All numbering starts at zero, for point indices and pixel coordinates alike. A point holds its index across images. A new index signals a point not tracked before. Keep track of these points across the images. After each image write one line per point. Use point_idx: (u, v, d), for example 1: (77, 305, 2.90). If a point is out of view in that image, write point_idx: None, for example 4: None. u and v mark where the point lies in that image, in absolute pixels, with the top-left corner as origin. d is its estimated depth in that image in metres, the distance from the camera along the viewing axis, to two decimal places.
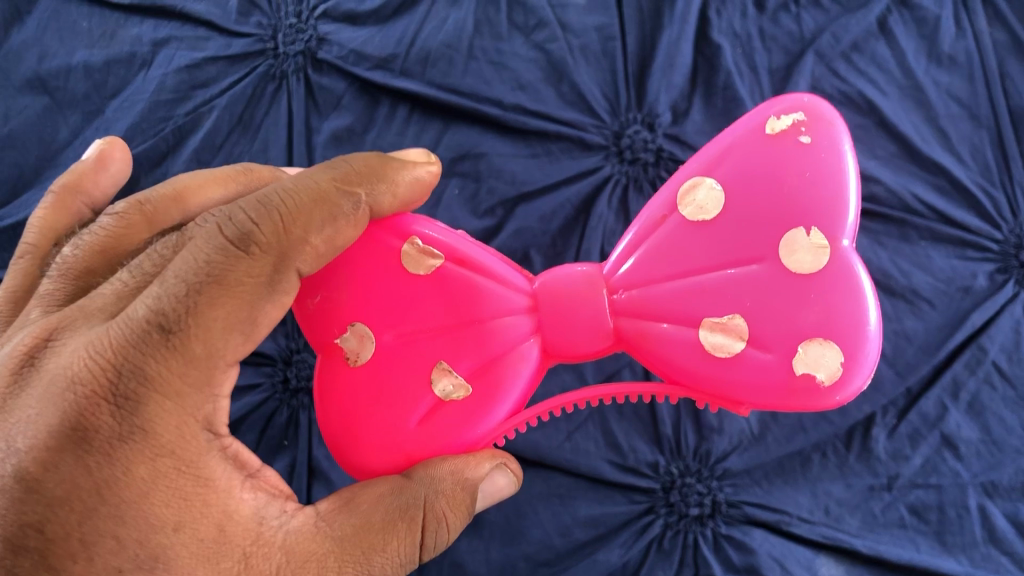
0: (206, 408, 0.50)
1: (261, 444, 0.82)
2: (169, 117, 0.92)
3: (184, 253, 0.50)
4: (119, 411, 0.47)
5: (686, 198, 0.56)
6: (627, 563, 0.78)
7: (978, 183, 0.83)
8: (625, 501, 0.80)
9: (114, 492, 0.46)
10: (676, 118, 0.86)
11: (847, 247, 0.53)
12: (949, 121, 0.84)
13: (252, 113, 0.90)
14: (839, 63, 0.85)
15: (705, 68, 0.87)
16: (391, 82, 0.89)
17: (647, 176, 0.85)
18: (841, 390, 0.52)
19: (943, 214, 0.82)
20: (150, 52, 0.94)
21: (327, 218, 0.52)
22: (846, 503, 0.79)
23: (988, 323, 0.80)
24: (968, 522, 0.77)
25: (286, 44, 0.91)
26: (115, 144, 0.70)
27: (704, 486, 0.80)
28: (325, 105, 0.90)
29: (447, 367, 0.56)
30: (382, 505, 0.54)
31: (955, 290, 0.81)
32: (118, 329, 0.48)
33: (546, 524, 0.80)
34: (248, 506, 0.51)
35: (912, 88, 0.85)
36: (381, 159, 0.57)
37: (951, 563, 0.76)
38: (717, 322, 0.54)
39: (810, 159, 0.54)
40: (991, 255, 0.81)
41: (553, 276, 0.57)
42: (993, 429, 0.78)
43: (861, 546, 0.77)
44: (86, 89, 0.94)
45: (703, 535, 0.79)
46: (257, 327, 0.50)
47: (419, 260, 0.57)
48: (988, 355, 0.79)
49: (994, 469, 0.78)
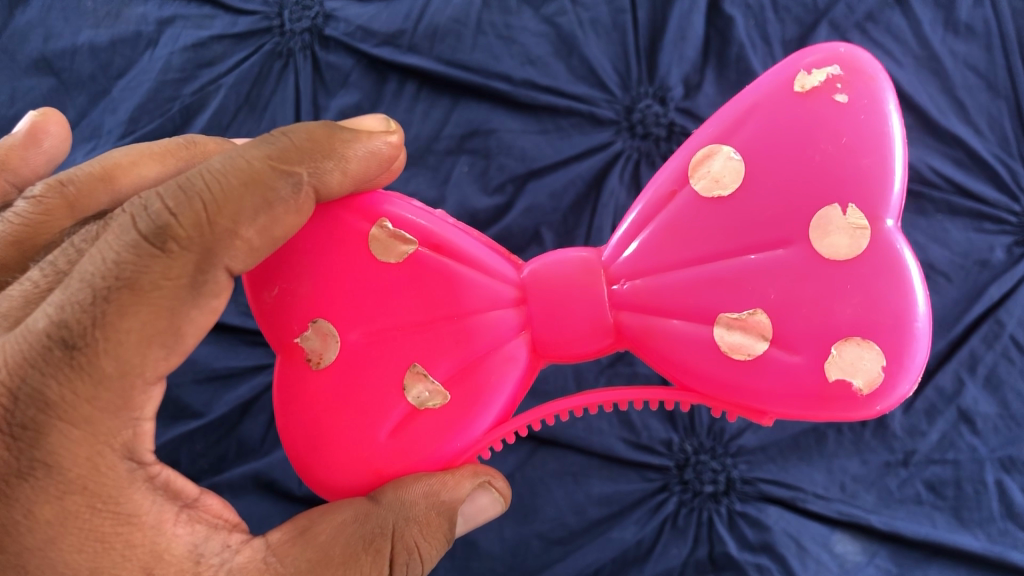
0: (125, 434, 0.45)
1: (274, 424, 0.76)
2: (176, 97, 0.84)
3: (94, 251, 0.45)
4: (18, 442, 0.43)
5: (700, 169, 0.49)
6: (641, 540, 0.71)
7: (996, 155, 0.75)
8: (639, 480, 0.73)
9: (16, 538, 0.43)
10: (688, 91, 0.78)
11: (890, 228, 0.46)
12: (966, 92, 0.76)
13: (259, 91, 0.83)
14: (853, 35, 0.78)
15: (718, 41, 0.79)
16: (399, 58, 0.81)
17: (660, 151, 0.78)
18: (883, 399, 0.45)
19: (960, 186, 0.75)
20: (155, 31, 0.86)
21: (260, 204, 0.47)
22: (862, 479, 0.72)
23: (1005, 297, 0.73)
24: (986, 497, 0.70)
25: (292, 21, 0.84)
26: (49, 115, 0.64)
27: (718, 463, 0.73)
28: (332, 83, 0.83)
29: (421, 371, 0.50)
30: (344, 536, 0.48)
31: (972, 264, 0.74)
32: (16, 343, 0.44)
33: (559, 502, 0.73)
34: (182, 543, 0.46)
35: (928, 59, 0.77)
36: (327, 131, 0.51)
37: (968, 539, 0.69)
38: (734, 318, 0.47)
39: (847, 120, 0.47)
40: (1009, 227, 0.74)
41: (543, 263, 0.50)
42: (1011, 403, 0.71)
43: (877, 522, 0.70)
44: (91, 70, 0.86)
45: (718, 513, 0.72)
46: (182, 338, 0.45)
47: (389, 245, 0.51)
48: (1006, 329, 0.72)
49: (1014, 444, 0.70)
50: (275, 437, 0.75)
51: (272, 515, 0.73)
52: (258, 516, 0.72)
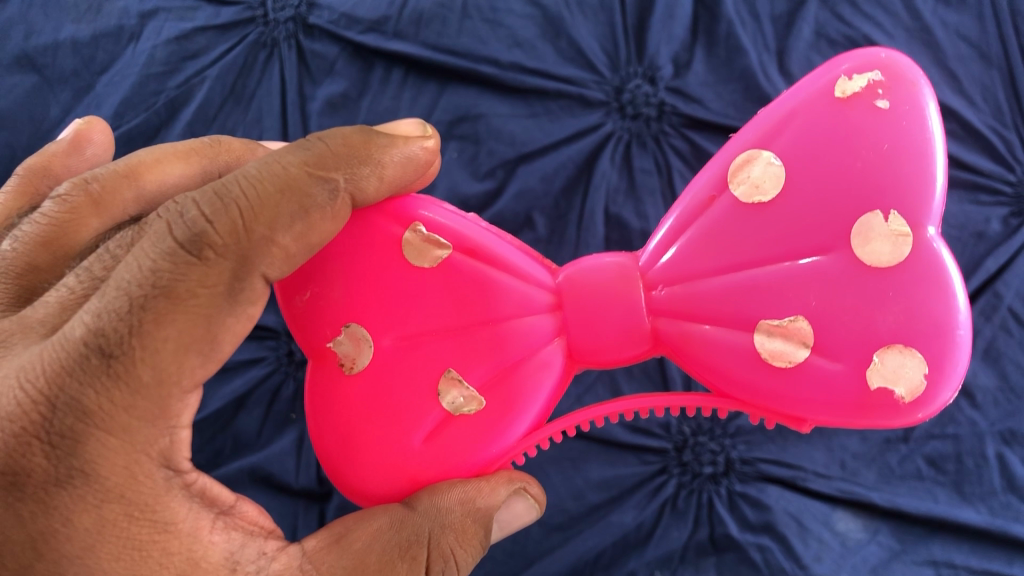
0: (162, 442, 0.44)
1: (269, 418, 0.75)
2: (161, 90, 0.82)
3: (130, 258, 0.44)
4: (55, 451, 0.42)
5: (739, 175, 0.47)
6: (641, 524, 0.71)
7: (990, 126, 0.74)
8: (635, 463, 0.73)
9: (53, 546, 0.42)
10: (678, 70, 0.77)
11: (932, 235, 0.45)
12: (958, 63, 0.75)
13: (244, 82, 0.82)
14: (843, 7, 0.77)
15: (707, 17, 0.78)
16: (384, 45, 0.80)
17: (650, 132, 0.77)
18: (924, 407, 0.44)
19: (954, 158, 0.75)
20: (138, 24, 0.85)
21: (297, 211, 0.46)
22: (863, 457, 0.71)
23: (1002, 270, 0.72)
24: (986, 471, 0.69)
25: (275, 11, 0.82)
26: (94, 122, 0.63)
27: (717, 443, 0.73)
28: (317, 71, 0.81)
29: (457, 377, 0.49)
30: (379, 544, 0.47)
31: (968, 236, 0.74)
32: (52, 351, 0.42)
33: (558, 488, 0.72)
34: (218, 550, 0.45)
35: (920, 30, 0.76)
36: (364, 136, 0.50)
37: (970, 514, 0.68)
38: (776, 325, 0.46)
39: (888, 127, 0.45)
40: (1004, 198, 0.74)
41: (580, 269, 0.49)
42: (1011, 375, 0.70)
43: (879, 499, 0.69)
44: (74, 65, 0.84)
45: (718, 494, 0.71)
46: (218, 345, 0.44)
47: (424, 251, 0.49)
48: (1004, 301, 0.72)
49: (1014, 416, 0.70)
50: (271, 431, 0.75)
51: (272, 510, 0.72)
52: None
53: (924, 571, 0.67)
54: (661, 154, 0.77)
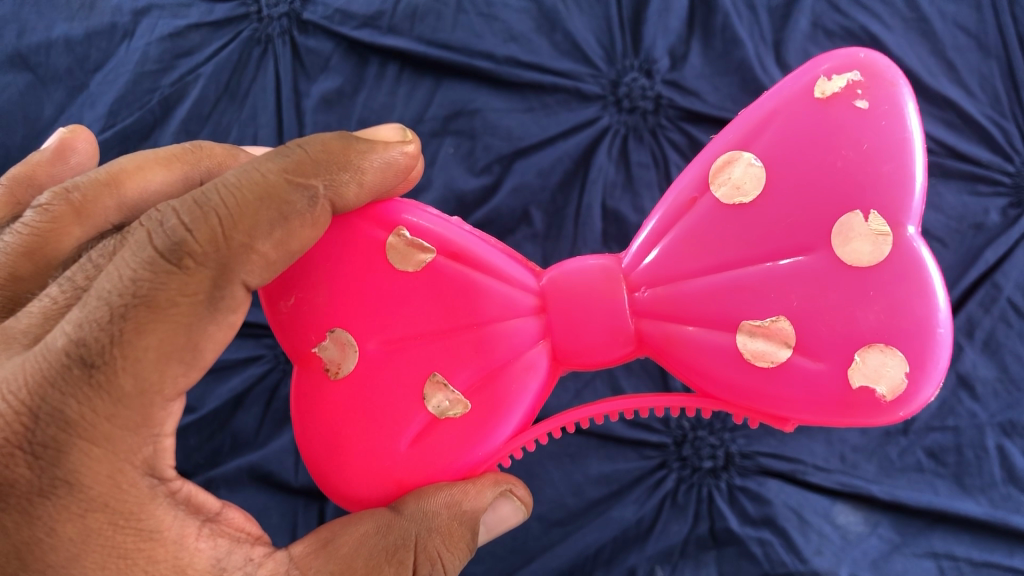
0: (146, 451, 0.44)
1: (268, 416, 0.75)
2: (155, 88, 0.82)
3: (111, 267, 0.44)
4: (39, 461, 0.42)
5: (720, 176, 0.47)
6: (642, 519, 0.71)
7: (988, 115, 0.74)
8: (636, 458, 0.73)
9: (38, 556, 0.41)
10: (674, 63, 0.77)
11: (913, 234, 0.45)
12: (957, 53, 0.75)
13: (239, 79, 0.81)
14: None
15: (704, 9, 0.78)
16: (378, 40, 0.80)
17: (647, 125, 0.77)
18: (905, 405, 0.44)
19: (953, 149, 0.74)
20: (131, 22, 0.84)
21: (277, 218, 0.46)
22: (862, 450, 0.71)
23: (1002, 260, 0.72)
24: (987, 462, 0.69)
25: (269, 6, 0.82)
26: (78, 131, 0.63)
27: (716, 438, 0.72)
28: (312, 68, 0.81)
29: (442, 380, 0.49)
30: (366, 548, 0.47)
31: (967, 228, 0.74)
32: (34, 362, 0.42)
33: (558, 483, 0.72)
34: (204, 557, 0.45)
35: (917, 20, 0.76)
36: (343, 142, 0.50)
37: (970, 505, 0.68)
38: (757, 326, 0.46)
39: (867, 127, 0.45)
40: (1004, 189, 0.73)
41: (562, 271, 0.49)
42: (1011, 366, 0.70)
43: (879, 492, 0.69)
44: (67, 64, 0.83)
45: (718, 489, 0.71)
46: (200, 353, 0.44)
47: (408, 254, 0.49)
48: (1003, 292, 0.71)
49: (1014, 408, 0.70)
50: (269, 429, 0.74)
51: (272, 508, 0.72)
52: (257, 510, 0.72)
53: (924, 564, 0.67)
54: (658, 147, 0.77)
